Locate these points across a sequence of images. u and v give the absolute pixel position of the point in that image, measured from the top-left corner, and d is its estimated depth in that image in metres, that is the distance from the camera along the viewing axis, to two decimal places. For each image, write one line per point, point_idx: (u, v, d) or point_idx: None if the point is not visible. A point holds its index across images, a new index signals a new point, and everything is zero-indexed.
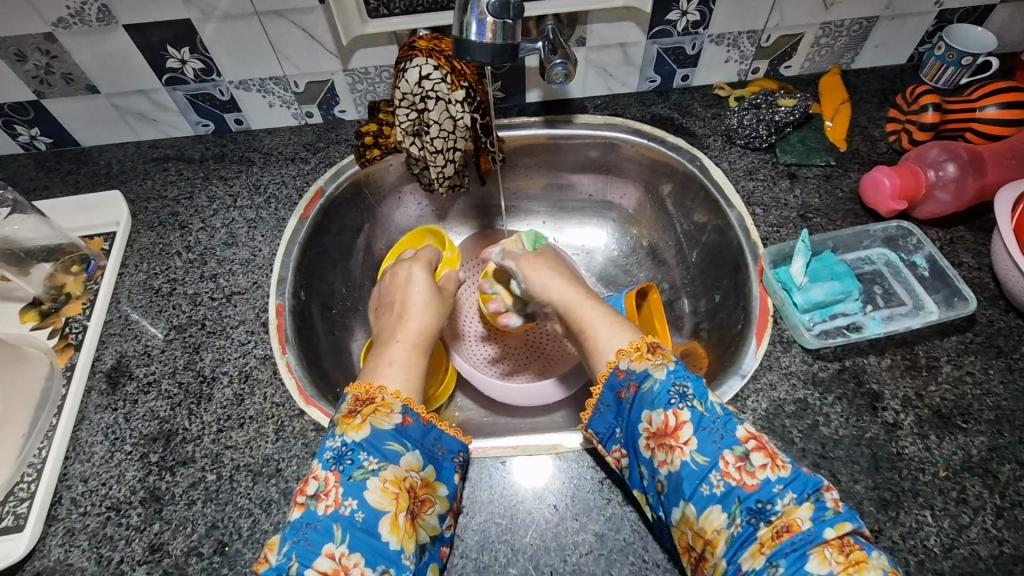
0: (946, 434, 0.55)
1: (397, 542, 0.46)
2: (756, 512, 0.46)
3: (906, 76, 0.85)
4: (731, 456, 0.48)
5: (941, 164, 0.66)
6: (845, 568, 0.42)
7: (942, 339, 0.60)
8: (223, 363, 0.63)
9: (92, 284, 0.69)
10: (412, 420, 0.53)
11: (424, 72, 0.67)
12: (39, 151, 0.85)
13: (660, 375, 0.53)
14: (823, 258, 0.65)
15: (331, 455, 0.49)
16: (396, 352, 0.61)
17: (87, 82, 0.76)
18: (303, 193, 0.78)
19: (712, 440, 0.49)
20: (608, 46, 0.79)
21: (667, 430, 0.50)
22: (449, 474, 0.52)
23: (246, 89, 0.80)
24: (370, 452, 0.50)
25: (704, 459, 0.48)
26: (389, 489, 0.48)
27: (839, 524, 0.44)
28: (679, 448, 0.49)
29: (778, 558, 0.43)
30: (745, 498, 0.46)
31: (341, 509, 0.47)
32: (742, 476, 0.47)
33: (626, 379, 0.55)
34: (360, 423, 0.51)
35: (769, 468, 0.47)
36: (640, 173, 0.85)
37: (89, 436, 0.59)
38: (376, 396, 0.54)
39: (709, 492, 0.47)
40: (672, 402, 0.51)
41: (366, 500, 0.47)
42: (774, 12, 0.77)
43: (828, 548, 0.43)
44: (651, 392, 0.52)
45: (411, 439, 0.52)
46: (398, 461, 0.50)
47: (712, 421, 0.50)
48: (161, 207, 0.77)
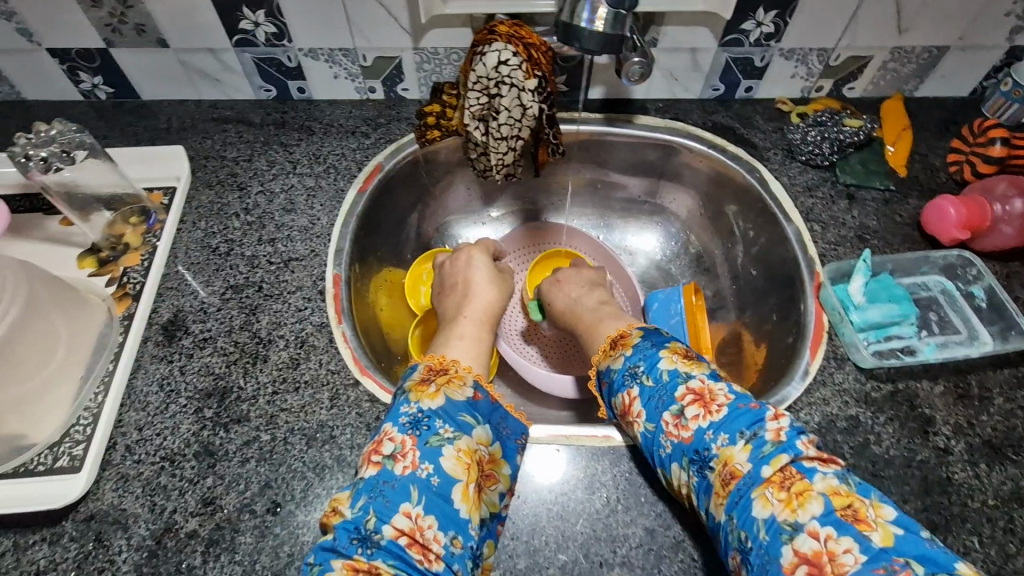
0: (996, 464, 0.55)
1: (466, 511, 0.47)
2: (700, 463, 0.47)
3: (967, 108, 0.86)
4: (670, 417, 0.50)
5: (1008, 198, 0.66)
6: (786, 504, 0.42)
7: (995, 370, 0.61)
8: (279, 327, 0.63)
9: (151, 236, 0.69)
10: (482, 396, 0.54)
11: (502, 58, 0.68)
12: (98, 100, 0.85)
13: (618, 364, 0.57)
14: (881, 280, 0.66)
15: (408, 420, 0.50)
16: (464, 328, 0.64)
17: (158, 35, 0.76)
18: (362, 166, 0.78)
19: (655, 407, 0.51)
20: (679, 49, 0.79)
21: (625, 408, 0.54)
22: (513, 454, 0.53)
23: (314, 58, 0.80)
24: (444, 420, 0.50)
25: (653, 426, 0.51)
26: (463, 459, 0.49)
27: (775, 458, 0.44)
28: (635, 422, 0.53)
29: (732, 510, 0.44)
30: (689, 453, 0.48)
31: (418, 472, 0.47)
32: (681, 432, 0.49)
33: (598, 376, 0.59)
34: (435, 392, 0.52)
35: (702, 418, 0.49)
36: (695, 180, 0.85)
37: (144, 386, 0.59)
38: (450, 367, 0.56)
39: (666, 454, 0.50)
40: (626, 384, 0.55)
41: (442, 466, 0.48)
42: (848, 32, 0.77)
43: (768, 487, 0.43)
44: (612, 380, 0.56)
45: (482, 413, 0.53)
46: (471, 433, 0.51)
47: (656, 389, 0.52)
48: (221, 167, 0.77)
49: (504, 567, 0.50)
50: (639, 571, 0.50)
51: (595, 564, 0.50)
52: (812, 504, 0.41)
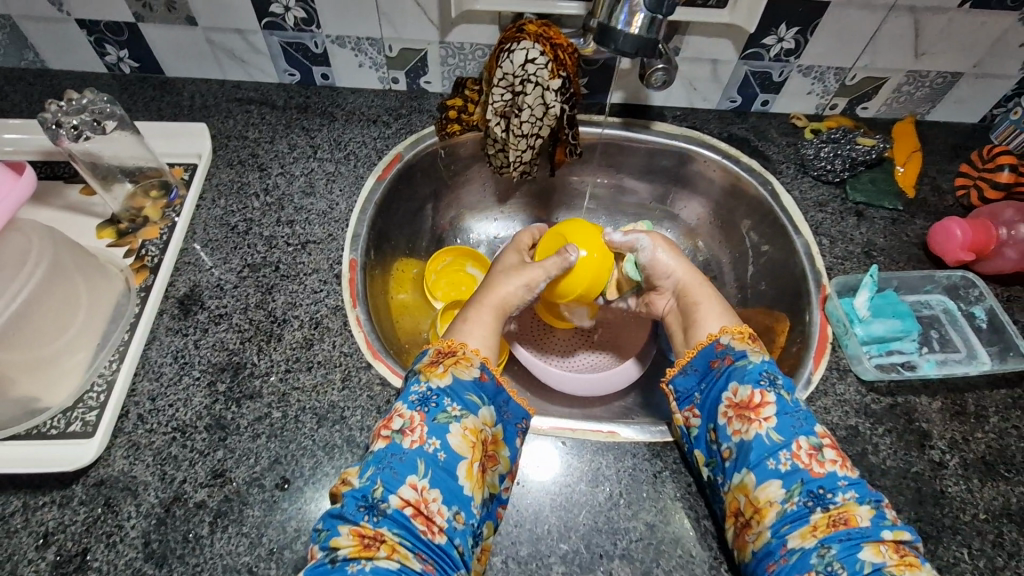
0: (988, 480, 0.57)
1: (470, 488, 0.48)
2: (815, 498, 0.48)
3: (977, 135, 0.87)
4: (806, 443, 0.50)
5: (1014, 224, 0.67)
6: (897, 564, 0.44)
7: (992, 390, 0.62)
8: (295, 307, 0.64)
9: (171, 211, 0.70)
10: (488, 377, 0.55)
11: (529, 56, 0.68)
12: (122, 74, 0.86)
13: (757, 359, 0.56)
14: (886, 295, 0.67)
15: (417, 397, 0.51)
16: (479, 315, 0.64)
17: (188, 13, 0.77)
18: (382, 155, 0.79)
19: (791, 424, 0.51)
20: (700, 59, 0.80)
21: (750, 404, 0.53)
22: (513, 437, 0.55)
23: (340, 45, 0.81)
24: (452, 399, 0.51)
25: (778, 438, 0.50)
26: (469, 437, 0.50)
27: (897, 530, 0.45)
28: (757, 421, 0.51)
29: (831, 542, 0.45)
30: (808, 483, 0.48)
31: (425, 447, 0.48)
32: (811, 463, 0.49)
33: (723, 352, 0.58)
34: (444, 371, 0.53)
35: (839, 465, 0.49)
36: (707, 189, 0.87)
37: (158, 357, 0.60)
38: (458, 349, 0.56)
39: (775, 467, 0.49)
40: (761, 383, 0.54)
41: (449, 443, 0.49)
42: (865, 53, 0.79)
43: (884, 545, 0.45)
44: (745, 368, 0.55)
45: (487, 395, 0.54)
46: (477, 412, 0.52)
47: (795, 409, 0.52)
48: (242, 147, 0.78)
49: (506, 553, 0.51)
50: (639, 565, 0.51)
51: (596, 555, 0.51)
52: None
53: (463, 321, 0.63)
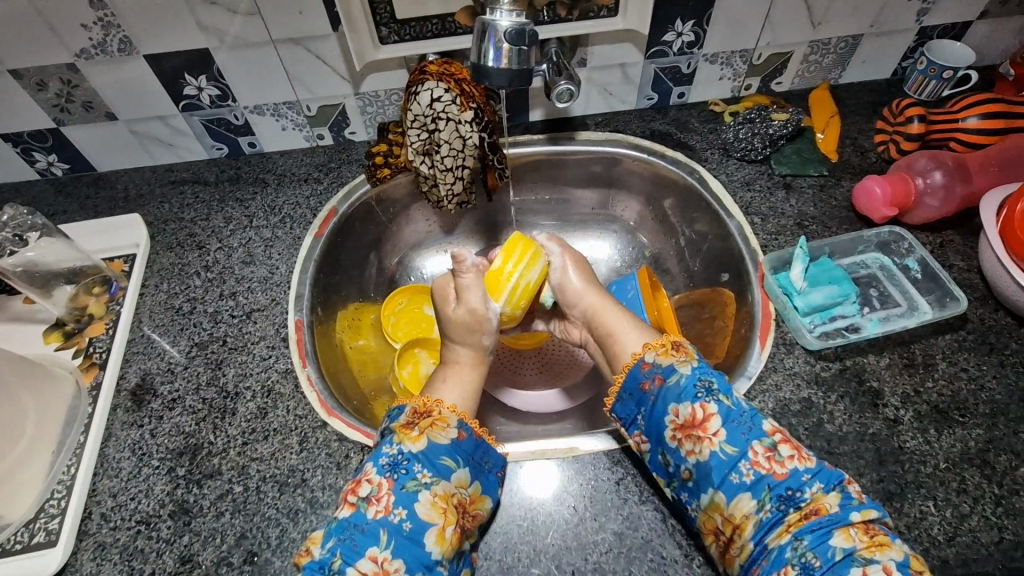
0: (944, 428, 0.57)
1: (439, 553, 0.49)
2: (786, 500, 0.49)
3: (891, 89, 0.89)
4: (760, 447, 0.51)
5: (929, 172, 0.70)
6: (868, 546, 0.45)
7: (937, 337, 0.63)
8: (246, 378, 0.65)
9: (115, 304, 0.71)
10: (466, 434, 0.56)
11: (435, 95, 0.71)
12: (56, 177, 0.88)
13: (686, 369, 0.56)
14: (821, 263, 0.68)
15: (388, 462, 0.52)
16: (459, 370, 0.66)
17: (107, 109, 0.79)
18: (317, 212, 0.80)
19: (740, 432, 0.52)
20: (608, 66, 0.82)
21: (694, 421, 0.53)
22: (493, 487, 0.55)
23: (259, 113, 0.82)
24: (423, 464, 0.53)
25: (733, 450, 0.51)
26: (438, 503, 0.51)
27: (865, 509, 0.47)
28: (708, 439, 0.52)
29: (804, 534, 0.47)
30: (775, 487, 0.49)
31: (390, 516, 0.50)
32: (772, 466, 0.50)
33: (651, 371, 0.57)
34: (419, 434, 0.54)
35: (796, 459, 0.50)
36: (641, 187, 0.88)
37: (116, 453, 0.60)
38: (433, 409, 0.57)
39: (739, 480, 0.50)
40: (698, 397, 0.54)
41: (416, 511, 0.50)
42: (765, 32, 0.80)
43: (854, 528, 0.46)
44: (677, 384, 0.55)
45: (463, 455, 0.55)
46: (449, 477, 0.53)
47: (740, 414, 0.53)
48: (179, 229, 0.79)
49: None
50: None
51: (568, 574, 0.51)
52: (893, 553, 0.45)
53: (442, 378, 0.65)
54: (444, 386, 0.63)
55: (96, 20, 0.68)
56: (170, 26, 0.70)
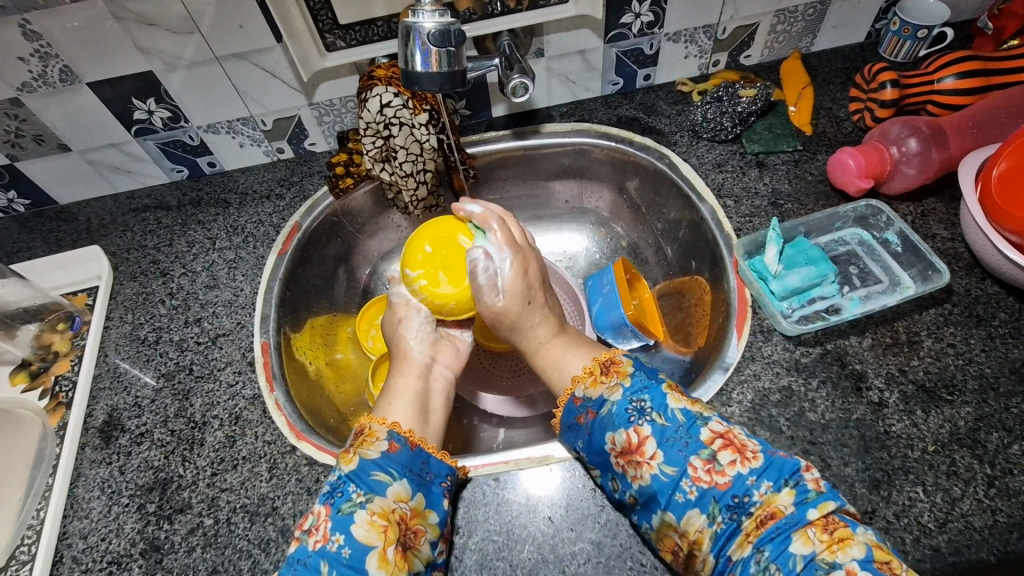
0: (931, 408, 0.55)
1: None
2: (735, 508, 0.47)
3: (866, 54, 0.86)
4: (698, 461, 0.48)
5: (903, 140, 0.67)
6: (828, 546, 0.43)
7: (921, 313, 0.60)
8: (213, 407, 0.64)
9: (79, 339, 0.70)
10: (400, 445, 0.53)
11: (384, 100, 0.68)
12: (18, 213, 0.86)
13: (615, 396, 0.53)
14: (797, 244, 0.66)
15: (325, 489, 0.51)
16: (401, 386, 0.61)
17: (58, 141, 0.77)
18: (280, 229, 0.78)
19: (677, 449, 0.49)
20: (567, 54, 0.79)
21: (632, 447, 0.50)
22: (439, 499, 0.52)
23: (214, 132, 0.80)
24: (357, 483, 0.50)
25: (672, 470, 0.49)
26: (377, 522, 0.48)
27: (821, 503, 0.45)
28: (646, 463, 0.49)
29: (764, 544, 0.45)
30: (721, 497, 0.47)
31: (329, 545, 0.47)
32: (713, 478, 0.48)
33: (583, 405, 0.55)
34: (350, 455, 0.52)
35: (739, 463, 0.48)
36: (612, 176, 0.86)
37: (86, 493, 0.59)
38: (366, 425, 0.55)
39: (684, 499, 0.48)
40: (631, 420, 0.51)
41: (353, 534, 0.47)
42: (727, 5, 0.77)
43: (812, 528, 0.44)
44: (609, 414, 0.53)
45: (400, 466, 0.52)
46: (385, 492, 0.50)
47: (675, 430, 0.50)
48: (143, 257, 0.78)
49: None
50: None
51: None
52: (854, 550, 0.42)
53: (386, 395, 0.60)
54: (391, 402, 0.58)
55: (33, 52, 0.66)
56: (109, 51, 0.67)
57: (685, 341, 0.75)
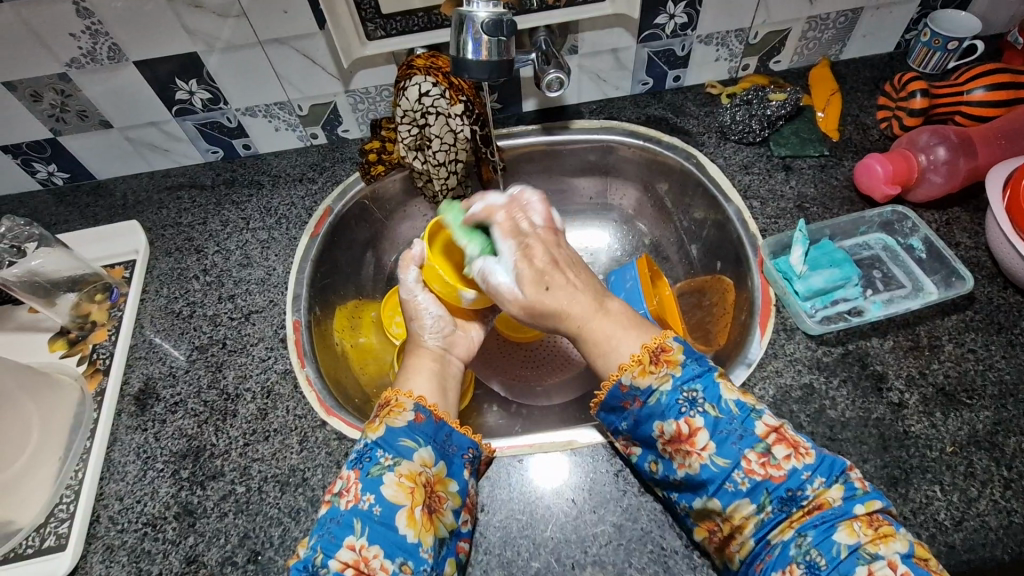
0: (950, 410, 0.56)
1: (415, 535, 0.48)
2: (787, 500, 0.48)
3: (894, 64, 0.87)
4: (753, 454, 0.49)
5: (931, 148, 0.68)
6: (873, 539, 0.44)
7: (943, 318, 0.61)
8: (246, 380, 0.65)
9: (116, 310, 0.72)
10: (425, 416, 0.55)
11: (423, 90, 0.70)
12: (57, 187, 0.88)
13: (666, 386, 0.52)
14: (822, 246, 0.67)
15: (353, 455, 0.52)
16: (421, 365, 0.63)
17: (101, 117, 0.79)
18: (312, 212, 0.80)
19: (730, 442, 0.49)
20: (599, 52, 0.80)
21: (682, 437, 0.50)
22: (460, 469, 0.54)
23: (252, 115, 0.82)
24: (386, 449, 0.52)
25: (724, 462, 0.49)
26: (405, 484, 0.50)
27: (869, 500, 0.47)
28: (697, 453, 0.50)
29: (807, 529, 0.46)
30: (774, 489, 0.48)
31: (360, 504, 0.49)
32: (768, 471, 0.48)
33: (631, 393, 0.53)
34: (378, 424, 0.53)
35: (794, 459, 0.48)
36: (638, 174, 0.87)
37: (121, 457, 0.61)
38: (393, 397, 0.56)
39: (734, 489, 0.48)
40: (683, 411, 0.51)
41: (383, 495, 0.49)
42: (760, 10, 0.78)
43: (858, 521, 0.46)
44: (660, 403, 0.52)
45: (424, 435, 0.54)
46: (413, 457, 0.52)
47: (728, 422, 0.50)
48: (178, 234, 0.80)
49: None
50: (611, 568, 0.51)
51: (568, 567, 0.51)
52: (898, 545, 0.44)
53: (406, 373, 0.62)
54: (411, 379, 0.61)
55: (84, 29, 0.68)
56: (157, 31, 0.69)
57: (705, 339, 0.76)
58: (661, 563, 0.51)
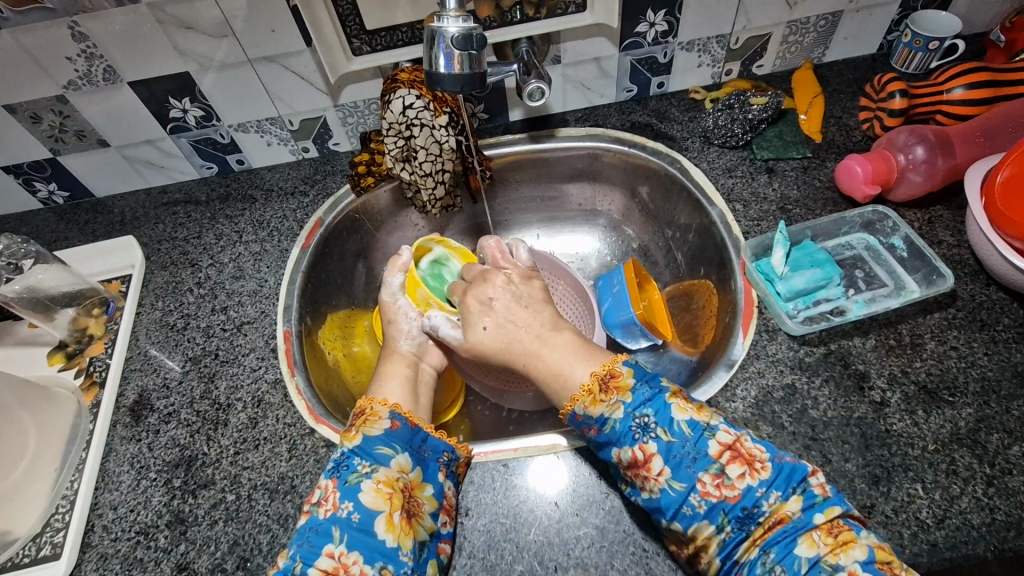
0: (933, 408, 0.56)
1: (393, 539, 0.49)
2: (744, 519, 0.48)
3: (877, 65, 0.88)
4: (707, 476, 0.49)
5: (909, 148, 0.69)
6: (832, 549, 0.45)
7: (925, 316, 0.62)
8: (237, 390, 0.67)
9: (113, 324, 0.74)
10: (400, 424, 0.57)
11: (407, 102, 0.71)
12: (57, 205, 0.91)
13: (617, 414, 0.53)
14: (803, 247, 0.67)
15: (331, 465, 0.54)
16: (396, 369, 0.65)
17: (98, 137, 0.81)
18: (303, 224, 0.82)
19: (685, 466, 0.50)
20: (583, 61, 0.82)
21: (638, 463, 0.51)
22: (436, 473, 0.55)
23: (244, 131, 0.84)
24: (363, 457, 0.53)
25: (681, 485, 0.50)
26: (383, 490, 0.51)
27: (828, 508, 0.47)
28: (654, 479, 0.50)
29: (770, 546, 0.47)
30: (731, 510, 0.48)
31: (339, 511, 0.50)
32: (723, 493, 0.49)
33: (585, 422, 0.55)
34: (354, 433, 0.55)
35: (748, 476, 0.49)
36: (624, 180, 0.88)
37: (116, 467, 0.62)
38: (368, 406, 0.58)
39: (693, 512, 0.49)
40: (636, 437, 0.52)
41: (362, 501, 0.50)
42: (740, 16, 0.79)
43: (817, 531, 0.46)
44: (613, 431, 0.53)
45: (401, 442, 0.56)
46: (390, 463, 0.53)
47: (681, 446, 0.51)
48: (173, 248, 0.82)
49: None
50: (594, 570, 0.52)
51: (551, 569, 0.52)
52: (857, 552, 0.44)
53: (381, 379, 0.64)
54: (386, 385, 0.62)
55: (80, 52, 0.70)
56: (149, 53, 0.72)
57: (695, 342, 0.76)
58: (643, 565, 0.51)
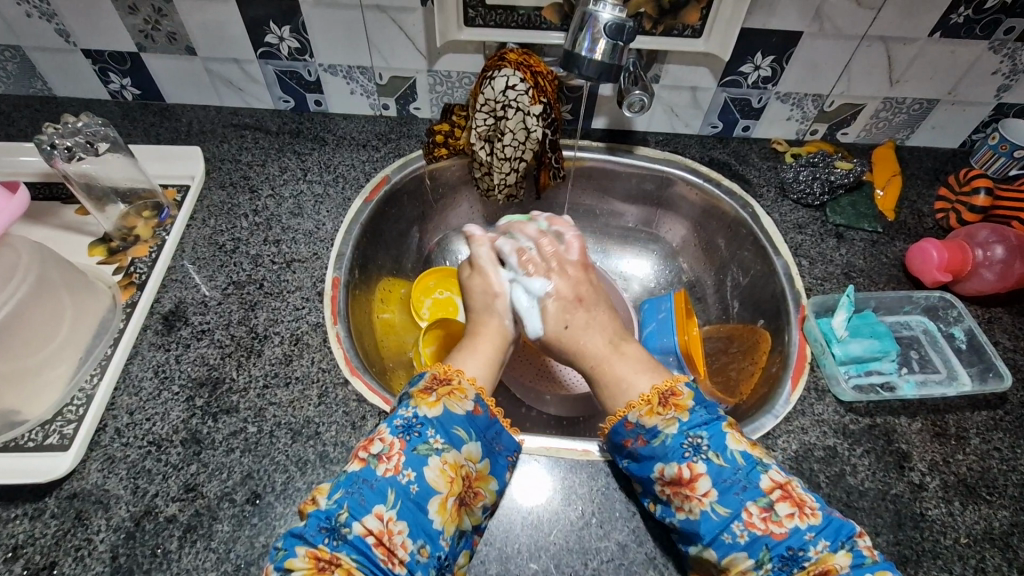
0: (970, 502, 0.56)
1: (440, 522, 0.49)
2: (788, 559, 0.48)
3: (957, 159, 0.88)
4: (755, 508, 0.49)
5: (989, 245, 0.69)
6: None
7: (972, 412, 0.62)
8: (276, 323, 0.65)
9: (162, 230, 0.72)
10: (482, 410, 0.55)
11: (510, 83, 0.71)
12: (125, 101, 0.89)
13: (671, 429, 0.54)
14: (864, 316, 0.68)
15: (401, 423, 0.52)
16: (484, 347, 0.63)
17: (188, 44, 0.80)
18: (370, 177, 0.81)
19: (734, 492, 0.50)
20: (680, 87, 0.82)
21: (682, 481, 0.52)
22: (503, 470, 0.54)
23: (332, 73, 0.84)
24: (437, 431, 0.52)
25: (725, 511, 0.50)
26: (447, 472, 0.51)
27: (879, 571, 0.47)
28: (697, 499, 0.51)
29: None
30: (774, 547, 0.48)
31: (399, 476, 0.50)
32: (768, 527, 0.49)
33: (635, 431, 0.55)
34: (436, 401, 0.54)
35: (797, 518, 0.49)
36: (691, 212, 0.88)
37: (139, 371, 0.61)
38: (454, 378, 0.56)
39: (732, 540, 0.49)
40: (685, 456, 0.53)
41: (424, 475, 0.50)
42: (842, 81, 0.80)
43: None
44: (662, 446, 0.53)
45: (477, 430, 0.54)
46: (460, 448, 0.52)
47: (732, 472, 0.51)
48: (235, 170, 0.81)
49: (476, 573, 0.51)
50: None
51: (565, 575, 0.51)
52: None
53: (466, 350, 0.62)
54: (467, 358, 0.61)
55: None
56: None
57: (728, 388, 0.76)
58: None
